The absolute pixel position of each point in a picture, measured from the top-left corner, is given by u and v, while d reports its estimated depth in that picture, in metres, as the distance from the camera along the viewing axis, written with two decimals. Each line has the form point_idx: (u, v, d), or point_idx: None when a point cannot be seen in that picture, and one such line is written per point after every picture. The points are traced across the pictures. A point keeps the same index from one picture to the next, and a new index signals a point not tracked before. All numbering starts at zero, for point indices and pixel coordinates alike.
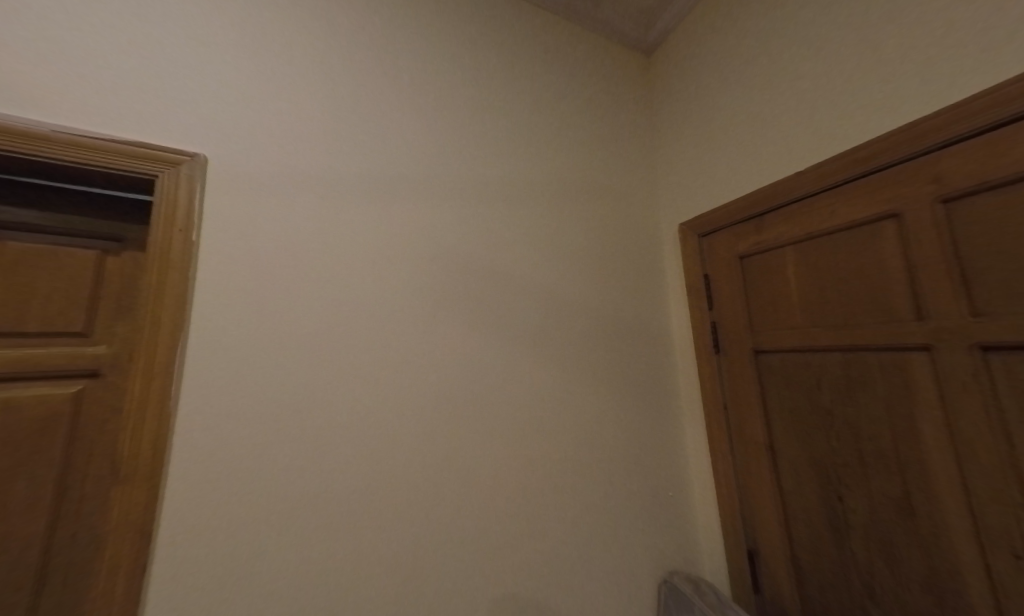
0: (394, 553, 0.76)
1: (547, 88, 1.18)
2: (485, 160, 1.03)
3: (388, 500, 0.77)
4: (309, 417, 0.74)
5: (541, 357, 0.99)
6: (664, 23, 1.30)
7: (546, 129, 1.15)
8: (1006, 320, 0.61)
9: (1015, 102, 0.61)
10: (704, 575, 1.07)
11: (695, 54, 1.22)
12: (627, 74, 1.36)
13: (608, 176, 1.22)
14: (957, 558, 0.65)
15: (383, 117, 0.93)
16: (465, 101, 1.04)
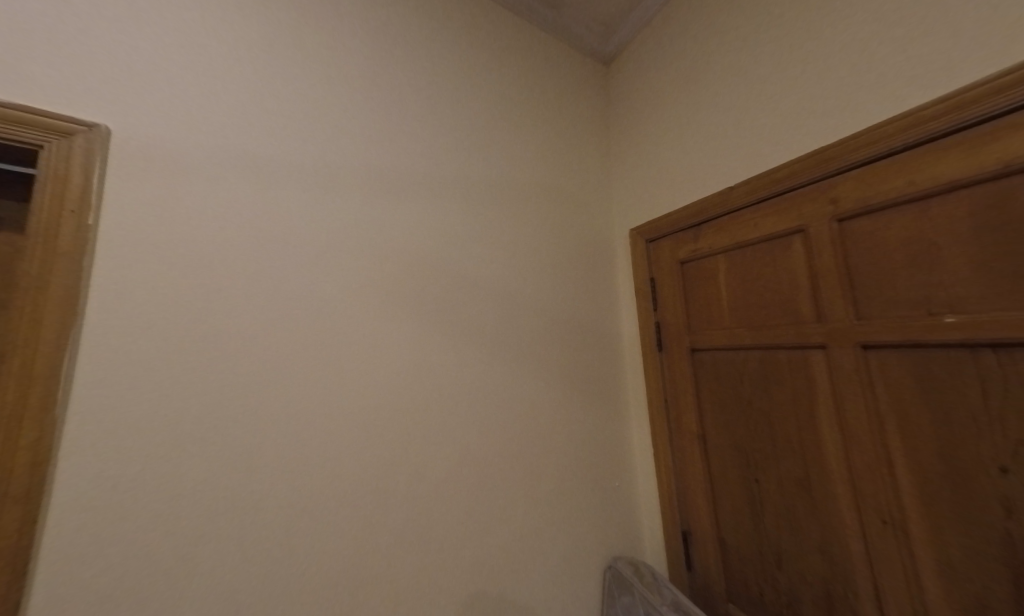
0: (343, 552, 0.76)
1: (507, 91, 1.21)
2: (444, 159, 1.04)
3: (335, 500, 0.77)
4: (249, 418, 0.72)
5: (493, 354, 1.01)
6: (621, 37, 1.38)
7: (505, 132, 1.18)
8: (881, 324, 0.72)
9: (889, 140, 0.72)
10: (644, 557, 1.16)
11: (646, 70, 1.30)
12: (586, 83, 1.42)
13: (563, 180, 1.27)
14: (843, 527, 0.76)
15: (338, 108, 0.91)
16: (427, 98, 1.05)
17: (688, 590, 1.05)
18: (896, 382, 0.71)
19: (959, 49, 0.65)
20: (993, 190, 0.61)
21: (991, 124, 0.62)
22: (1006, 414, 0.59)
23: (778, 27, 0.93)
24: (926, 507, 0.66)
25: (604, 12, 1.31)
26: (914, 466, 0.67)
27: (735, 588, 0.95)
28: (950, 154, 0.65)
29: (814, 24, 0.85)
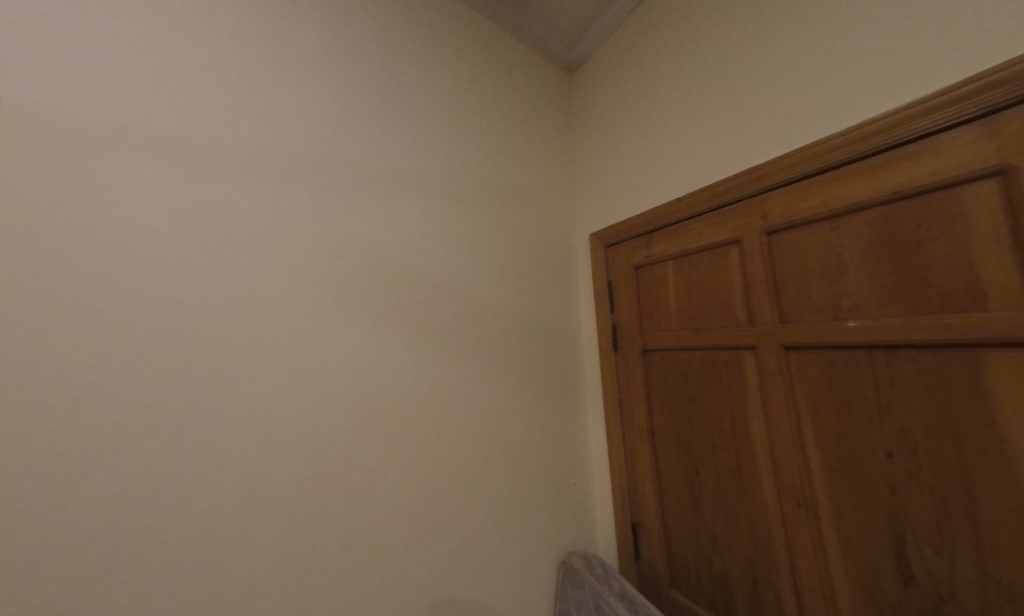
0: (294, 560, 0.73)
1: (472, 90, 1.21)
2: (408, 156, 1.02)
3: (285, 507, 0.74)
4: (187, 424, 0.68)
5: (451, 355, 1.01)
6: (585, 45, 1.42)
7: (470, 131, 1.17)
8: (800, 327, 0.80)
9: (808, 161, 0.79)
10: (596, 548, 1.21)
11: (607, 80, 1.35)
12: (550, 88, 1.45)
13: (526, 182, 1.29)
14: (766, 512, 0.84)
15: (296, 97, 0.87)
16: (391, 91, 1.02)
17: (635, 578, 1.11)
18: (811, 381, 0.78)
19: (870, 82, 0.72)
20: (885, 212, 0.69)
21: (891, 152, 0.69)
22: (894, 409, 0.67)
23: (722, 47, 0.99)
24: (832, 492, 0.73)
25: (568, 20, 1.34)
26: (824, 456, 0.75)
27: (676, 574, 1.02)
28: (856, 177, 0.73)
29: (754, 47, 0.92)
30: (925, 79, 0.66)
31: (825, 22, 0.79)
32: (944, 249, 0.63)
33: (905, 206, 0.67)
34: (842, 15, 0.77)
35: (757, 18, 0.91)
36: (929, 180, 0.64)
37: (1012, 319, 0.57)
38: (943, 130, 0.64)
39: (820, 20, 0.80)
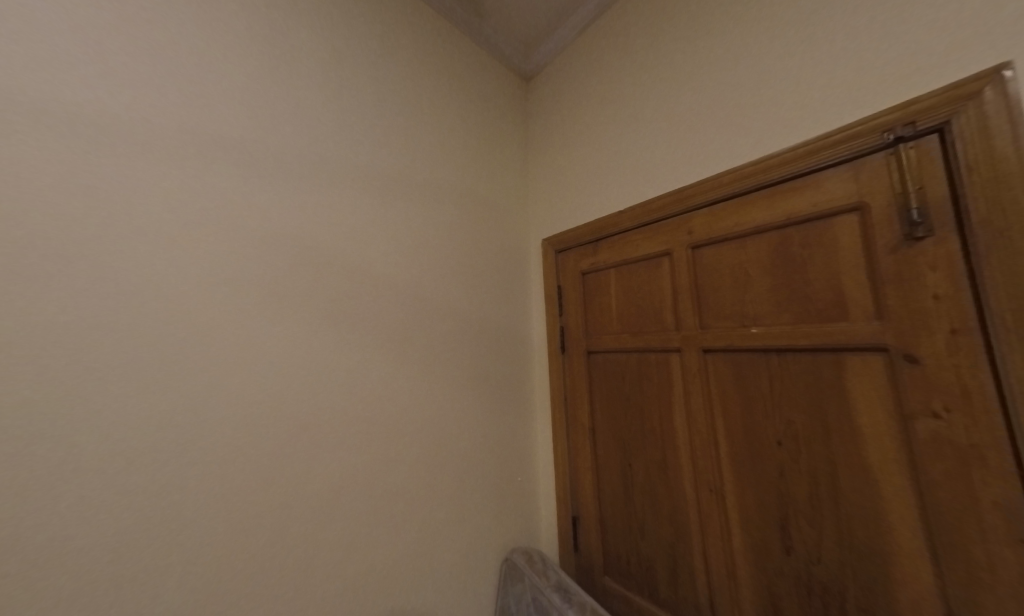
0: (222, 571, 0.69)
1: (428, 89, 1.20)
2: (359, 151, 1.00)
3: (210, 517, 0.69)
4: (95, 429, 0.61)
5: (397, 355, 1.00)
6: (541, 56, 1.47)
7: (424, 129, 1.16)
8: (715, 333, 0.89)
9: (724, 186, 0.89)
10: (540, 543, 1.25)
11: (561, 92, 1.41)
12: (507, 94, 1.48)
13: (481, 186, 1.31)
14: (686, 498, 0.93)
15: (236, 79, 0.82)
16: (342, 83, 0.99)
17: (573, 568, 1.17)
18: (723, 380, 0.88)
19: (775, 117, 0.82)
20: (781, 235, 0.80)
21: (787, 183, 0.80)
22: (785, 402, 0.78)
23: (660, 74, 1.07)
24: (737, 477, 0.84)
25: (523, 28, 1.37)
26: (732, 445, 0.85)
27: (609, 561, 1.09)
28: (760, 203, 0.83)
29: (687, 75, 1.00)
30: (814, 119, 0.77)
31: (745, 58, 0.89)
32: (821, 271, 0.74)
33: (795, 231, 0.78)
34: (758, 54, 0.86)
35: (690, 50, 1.01)
36: (810, 211, 0.76)
37: (867, 329, 0.68)
38: (822, 168, 0.75)
39: (741, 56, 0.89)
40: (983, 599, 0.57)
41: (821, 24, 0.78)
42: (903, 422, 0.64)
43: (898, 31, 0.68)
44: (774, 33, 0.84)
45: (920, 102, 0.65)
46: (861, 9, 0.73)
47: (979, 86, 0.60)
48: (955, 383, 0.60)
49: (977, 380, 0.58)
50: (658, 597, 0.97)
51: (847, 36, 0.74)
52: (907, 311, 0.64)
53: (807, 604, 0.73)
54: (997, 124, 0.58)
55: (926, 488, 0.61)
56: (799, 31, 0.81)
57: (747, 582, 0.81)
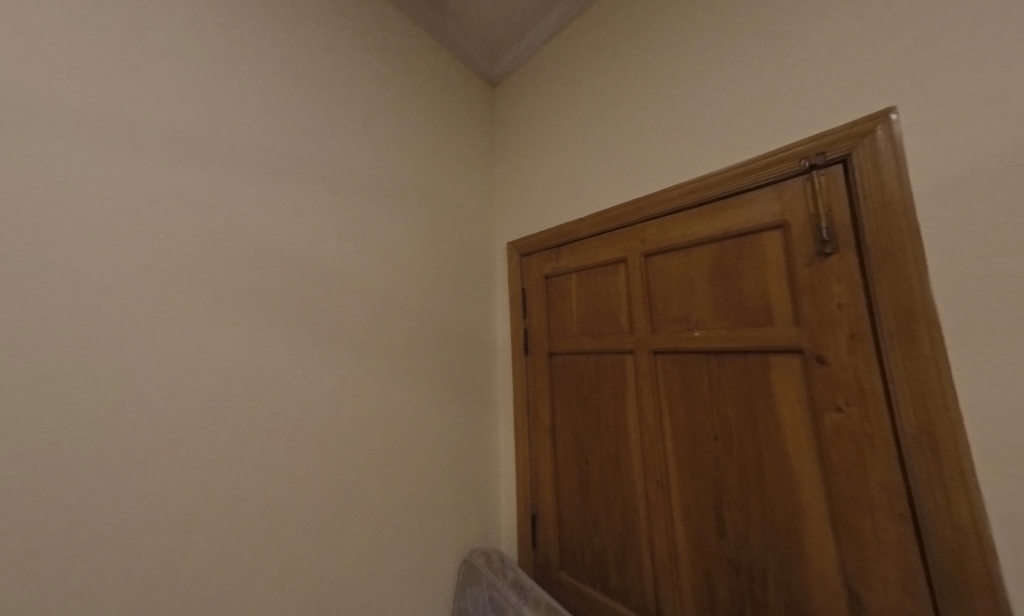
0: (160, 583, 0.66)
1: (393, 88, 1.19)
2: (319, 147, 0.97)
3: (148, 527, 0.66)
4: (14, 434, 0.57)
5: (356, 356, 0.98)
6: (506, 62, 1.50)
7: (389, 128, 1.15)
8: (664, 336, 0.96)
9: (673, 200, 0.95)
10: (501, 542, 1.27)
11: (526, 99, 1.44)
12: (473, 97, 1.50)
13: (447, 188, 1.31)
14: (635, 492, 0.99)
15: (185, 65, 0.78)
16: (303, 76, 0.97)
17: (531, 566, 1.20)
18: (670, 379, 0.94)
19: (717, 139, 0.90)
20: (721, 247, 0.87)
21: (725, 200, 0.87)
22: (722, 400, 0.85)
23: (618, 90, 1.13)
24: (680, 468, 0.90)
25: (489, 34, 1.39)
26: (676, 439, 0.92)
27: (566, 557, 1.13)
28: (703, 216, 0.90)
29: (643, 93, 1.07)
30: (749, 143, 0.85)
31: (694, 82, 0.96)
32: (753, 280, 0.82)
33: (732, 243, 0.85)
34: (705, 78, 0.94)
35: (645, 70, 1.07)
36: (743, 226, 0.84)
37: (788, 334, 0.76)
38: (753, 188, 0.83)
39: (690, 79, 0.97)
40: (874, 567, 0.65)
41: (758, 56, 0.85)
42: (815, 416, 0.72)
43: (819, 68, 0.77)
44: (718, 61, 0.92)
45: (829, 135, 0.74)
46: (790, 46, 0.81)
47: (875, 124, 0.70)
48: (855, 381, 0.68)
49: (870, 378, 0.67)
50: (609, 587, 1.02)
51: (778, 70, 0.82)
52: (819, 318, 0.73)
53: (737, 583, 0.80)
54: (888, 159, 0.68)
55: (832, 472, 0.69)
56: (737, 61, 0.89)
57: (687, 566, 0.87)
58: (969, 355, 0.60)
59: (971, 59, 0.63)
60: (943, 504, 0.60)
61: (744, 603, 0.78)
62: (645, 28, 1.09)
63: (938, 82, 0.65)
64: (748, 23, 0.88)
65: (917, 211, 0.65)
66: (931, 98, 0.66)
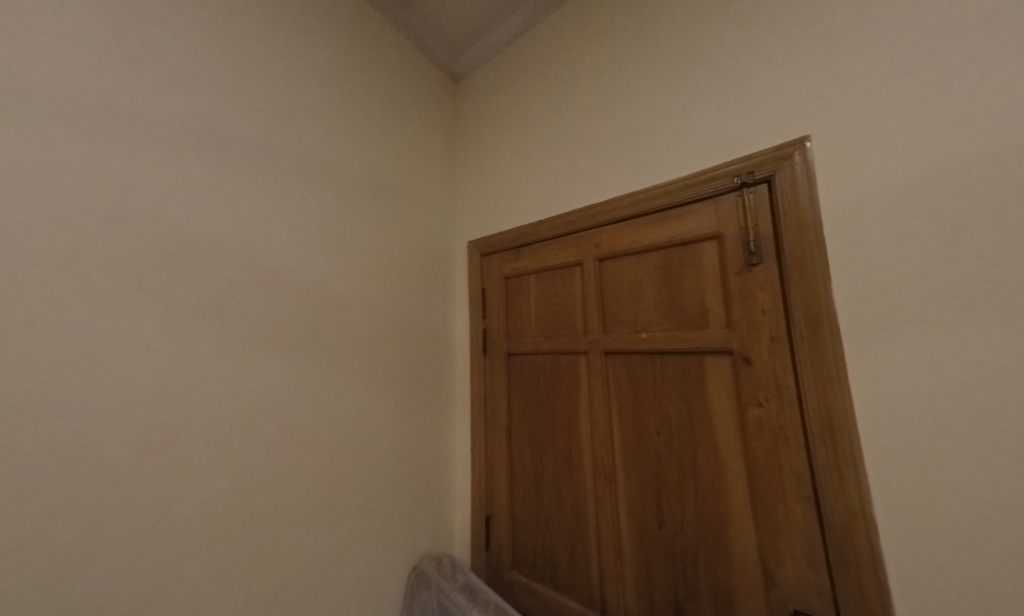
0: (67, 598, 0.61)
1: (349, 77, 1.14)
2: (266, 132, 0.91)
3: (51, 538, 0.60)
4: None
5: (304, 355, 0.93)
6: (469, 59, 1.49)
7: (344, 119, 1.11)
8: (614, 337, 1.00)
9: (624, 207, 1.00)
10: (454, 542, 1.26)
11: (489, 97, 1.44)
12: (435, 92, 1.47)
13: (406, 183, 1.28)
14: (585, 489, 1.02)
15: (109, 37, 0.71)
16: (248, 55, 0.90)
17: (484, 567, 1.21)
18: (619, 378, 0.99)
19: (665, 152, 0.96)
20: (667, 254, 0.93)
21: (670, 211, 0.93)
22: (665, 398, 0.90)
23: (577, 96, 1.17)
24: (626, 463, 0.95)
25: (452, 29, 1.37)
26: (623, 436, 0.96)
27: (518, 555, 1.14)
28: (651, 224, 0.96)
29: (601, 102, 1.11)
30: (692, 158, 0.91)
31: (647, 97, 1.01)
32: (693, 287, 0.88)
33: (676, 251, 0.91)
34: (657, 94, 0.99)
35: (603, 79, 1.11)
36: (685, 236, 0.90)
37: (719, 336, 0.83)
38: (694, 201, 0.90)
39: (643, 94, 1.02)
40: (786, 547, 0.72)
41: (704, 78, 0.92)
42: (741, 411, 0.79)
43: (754, 94, 0.84)
44: (669, 79, 0.98)
45: (758, 157, 0.82)
46: (731, 71, 0.88)
47: (792, 149, 0.78)
48: (772, 380, 0.76)
49: (786, 376, 0.75)
50: (558, 582, 1.05)
51: (718, 93, 0.89)
52: (745, 322, 0.80)
53: (672, 569, 0.85)
54: (802, 181, 0.76)
55: (753, 463, 0.77)
56: (685, 81, 0.95)
57: (630, 556, 0.92)
58: (863, 357, 0.69)
59: (874, 94, 0.71)
60: (837, 488, 0.68)
61: (678, 587, 0.84)
62: (604, 39, 1.13)
63: (847, 113, 0.73)
64: (695, 46, 0.95)
65: (824, 228, 0.73)
66: (840, 128, 0.74)
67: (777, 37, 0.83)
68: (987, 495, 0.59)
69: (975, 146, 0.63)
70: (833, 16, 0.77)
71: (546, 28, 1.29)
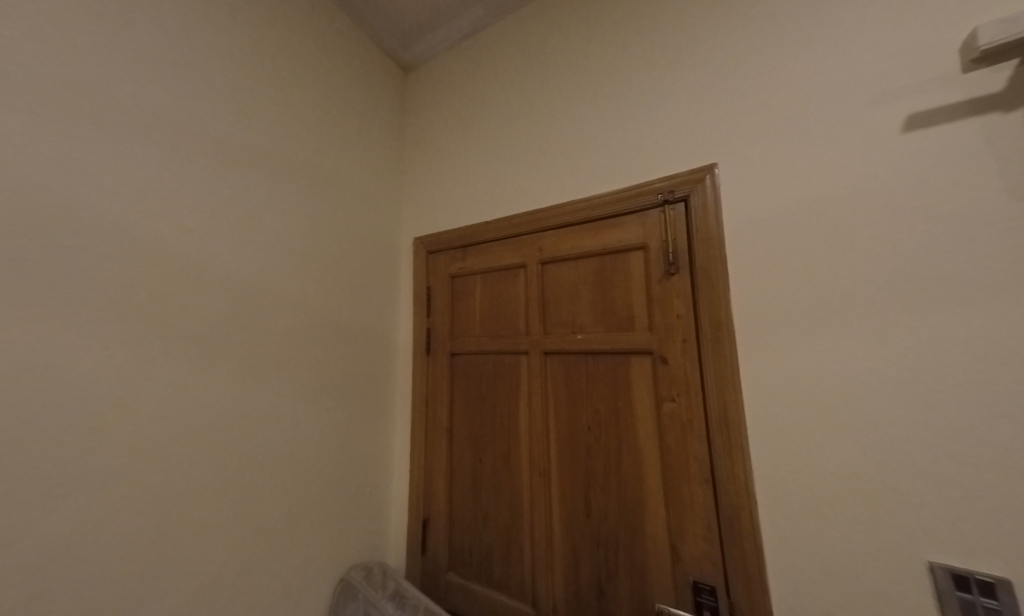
0: None
1: (285, 56, 1.07)
2: (181, 108, 0.83)
3: None
4: None
5: (217, 355, 0.84)
6: (419, 50, 1.45)
7: (277, 100, 1.03)
8: (553, 338, 1.05)
9: (564, 215, 1.05)
10: (388, 547, 1.23)
11: (439, 93, 1.42)
12: (383, 81, 1.42)
13: (348, 173, 1.22)
14: (521, 486, 1.05)
15: None
16: (161, 17, 0.81)
17: (419, 571, 1.19)
18: (556, 376, 1.03)
19: (603, 165, 1.02)
20: (602, 261, 0.99)
21: (605, 220, 1.00)
22: (596, 396, 0.96)
23: (526, 102, 1.19)
24: (559, 457, 1.00)
25: (401, 19, 1.33)
26: (558, 433, 1.01)
27: (454, 556, 1.14)
28: (589, 232, 1.02)
29: (548, 110, 1.14)
30: (626, 173, 0.98)
31: (589, 111, 1.07)
32: (622, 292, 0.95)
33: (610, 259, 0.98)
34: (599, 109, 1.05)
35: (550, 88, 1.15)
36: (617, 245, 0.97)
37: (642, 338, 0.91)
38: (625, 213, 0.97)
39: (587, 106, 1.07)
40: (688, 527, 0.81)
41: (640, 100, 1.00)
42: (659, 407, 0.87)
43: (686, 119, 0.92)
44: (611, 96, 1.04)
45: (678, 177, 0.90)
46: (662, 96, 0.96)
47: (704, 173, 0.87)
48: (682, 378, 0.85)
49: (693, 375, 0.84)
50: (492, 579, 1.07)
51: (652, 114, 0.97)
52: (664, 325, 0.88)
53: (595, 555, 0.91)
54: (711, 202, 0.86)
55: (666, 453, 0.85)
56: (625, 100, 1.02)
57: (559, 547, 0.97)
58: (758, 360, 0.78)
59: (775, 128, 0.81)
60: (728, 473, 0.78)
61: (601, 572, 0.90)
62: (553, 49, 1.17)
63: (756, 142, 0.83)
64: (637, 69, 1.01)
65: (727, 244, 0.83)
66: (745, 157, 0.84)
67: (705, 69, 0.92)
68: (852, 481, 0.68)
69: (850, 178, 0.73)
70: (746, 57, 0.87)
71: (499, 31, 1.30)
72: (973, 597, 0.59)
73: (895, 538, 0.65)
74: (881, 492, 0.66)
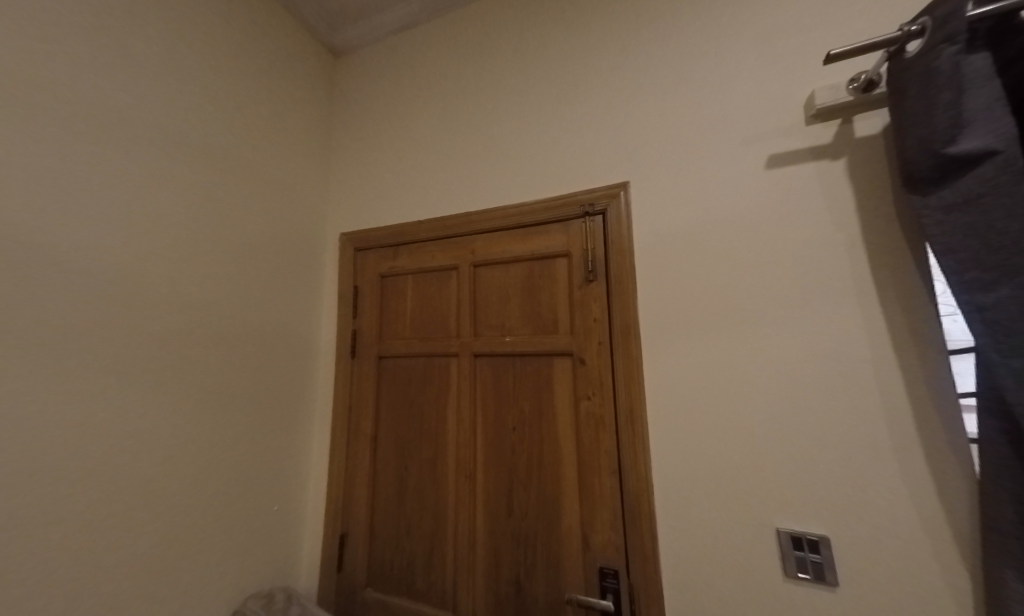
0: None
1: (187, 17, 0.93)
2: (40, 59, 0.68)
3: None
4: None
5: (78, 361, 0.69)
6: (347, 35, 1.36)
7: (172, 64, 0.89)
8: (483, 340, 1.05)
9: (496, 219, 1.06)
10: (297, 568, 1.12)
11: (369, 83, 1.35)
12: (306, 62, 1.31)
13: (263, 157, 1.10)
14: (446, 491, 1.03)
15: None
16: None
17: (334, 591, 1.11)
18: (484, 378, 1.04)
19: (531, 174, 1.05)
20: (530, 267, 1.02)
21: (534, 227, 1.03)
22: (522, 397, 0.99)
23: (458, 103, 1.18)
24: (485, 459, 1.00)
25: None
26: (485, 435, 1.01)
27: (373, 571, 1.09)
28: (519, 238, 1.04)
29: (481, 114, 1.14)
30: (554, 184, 1.02)
31: (522, 119, 1.09)
32: (548, 297, 1.00)
33: (538, 264, 1.01)
34: (528, 119, 1.08)
35: (483, 92, 1.15)
36: (545, 251, 1.01)
37: (564, 341, 0.96)
38: (551, 221, 1.01)
39: (518, 115, 1.09)
40: (598, 519, 0.86)
41: (567, 115, 1.04)
42: (576, 405, 0.92)
43: (608, 138, 0.98)
44: (540, 107, 1.07)
45: (596, 191, 0.97)
46: (586, 113, 1.02)
47: (618, 190, 0.95)
48: (597, 378, 0.91)
49: (607, 375, 0.90)
50: (413, 590, 1.03)
51: (579, 129, 1.02)
52: (582, 329, 0.94)
53: (515, 554, 0.93)
54: (624, 216, 0.93)
55: (581, 450, 0.90)
56: (552, 112, 1.06)
57: (482, 549, 0.97)
58: (664, 362, 0.86)
59: (682, 154, 0.90)
60: (631, 465, 0.85)
61: (519, 569, 0.92)
62: (487, 53, 1.17)
63: (665, 166, 0.92)
64: (569, 84, 1.05)
65: (635, 256, 0.91)
66: (658, 177, 0.92)
67: (625, 93, 0.99)
68: (735, 469, 0.77)
69: (738, 205, 0.84)
70: (659, 86, 0.95)
71: (433, 28, 1.27)
72: (804, 553, 0.71)
73: (764, 516, 0.75)
74: (759, 478, 0.76)
